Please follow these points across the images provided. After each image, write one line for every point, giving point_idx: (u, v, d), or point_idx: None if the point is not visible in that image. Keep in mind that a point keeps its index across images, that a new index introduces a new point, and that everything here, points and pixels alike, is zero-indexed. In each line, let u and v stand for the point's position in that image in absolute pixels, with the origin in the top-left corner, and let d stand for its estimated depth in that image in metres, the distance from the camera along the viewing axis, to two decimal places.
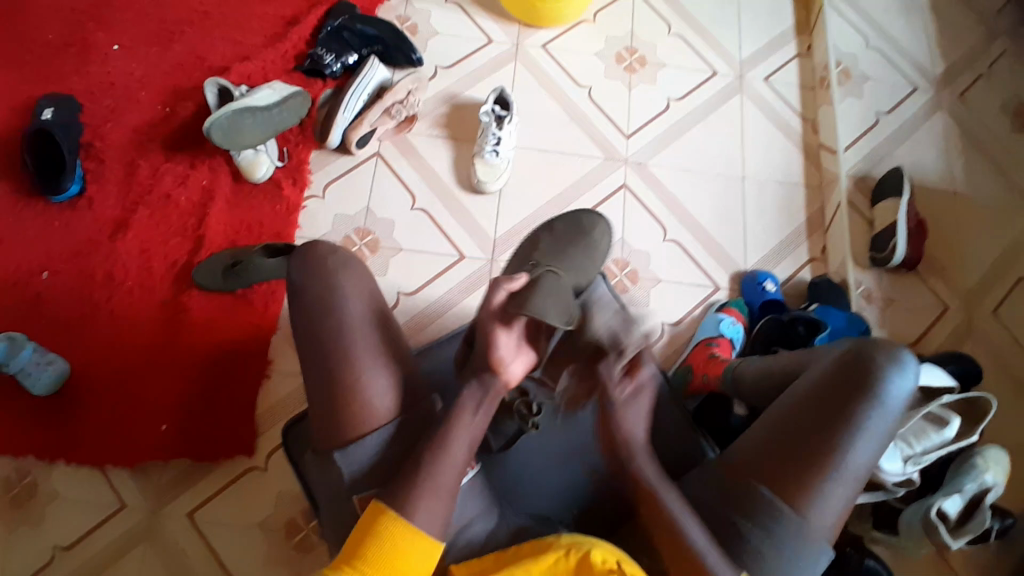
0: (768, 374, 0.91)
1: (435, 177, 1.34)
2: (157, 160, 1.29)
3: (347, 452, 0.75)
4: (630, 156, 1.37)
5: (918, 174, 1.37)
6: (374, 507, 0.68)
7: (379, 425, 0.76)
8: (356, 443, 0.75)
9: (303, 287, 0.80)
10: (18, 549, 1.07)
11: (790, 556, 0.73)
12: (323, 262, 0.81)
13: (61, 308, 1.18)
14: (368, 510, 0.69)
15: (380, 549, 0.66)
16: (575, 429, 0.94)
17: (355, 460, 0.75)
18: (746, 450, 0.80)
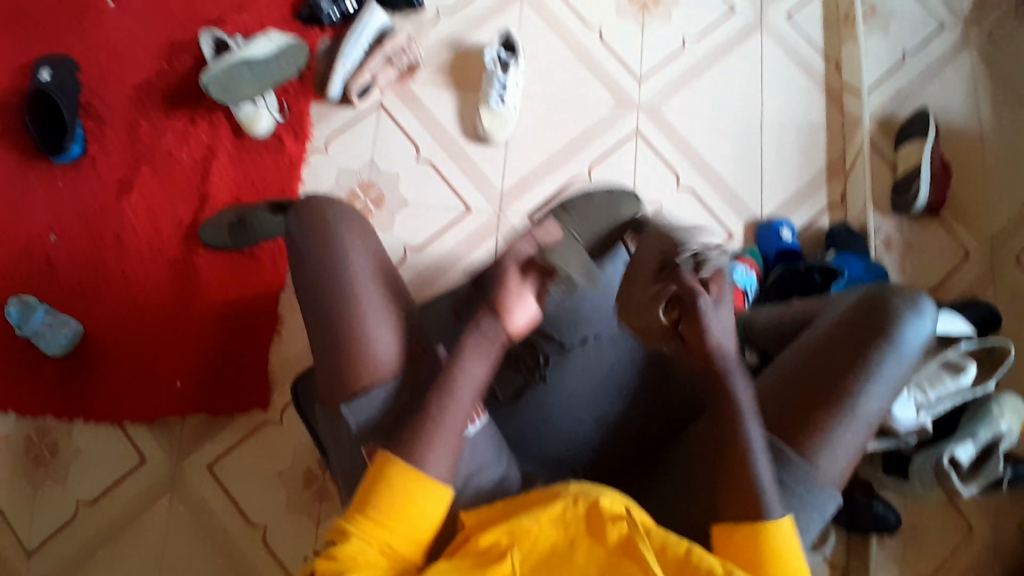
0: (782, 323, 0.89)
1: (440, 128, 1.30)
2: (158, 118, 1.26)
3: (353, 405, 0.74)
4: (642, 101, 1.31)
5: (944, 115, 1.31)
6: (381, 459, 0.68)
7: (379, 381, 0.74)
8: (361, 395, 0.74)
9: (305, 247, 0.79)
10: (44, 504, 1.11)
11: (799, 500, 0.70)
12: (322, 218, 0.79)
13: (71, 269, 1.19)
14: (371, 462, 0.68)
15: (390, 497, 0.65)
16: (578, 396, 0.89)
17: (363, 411, 0.74)
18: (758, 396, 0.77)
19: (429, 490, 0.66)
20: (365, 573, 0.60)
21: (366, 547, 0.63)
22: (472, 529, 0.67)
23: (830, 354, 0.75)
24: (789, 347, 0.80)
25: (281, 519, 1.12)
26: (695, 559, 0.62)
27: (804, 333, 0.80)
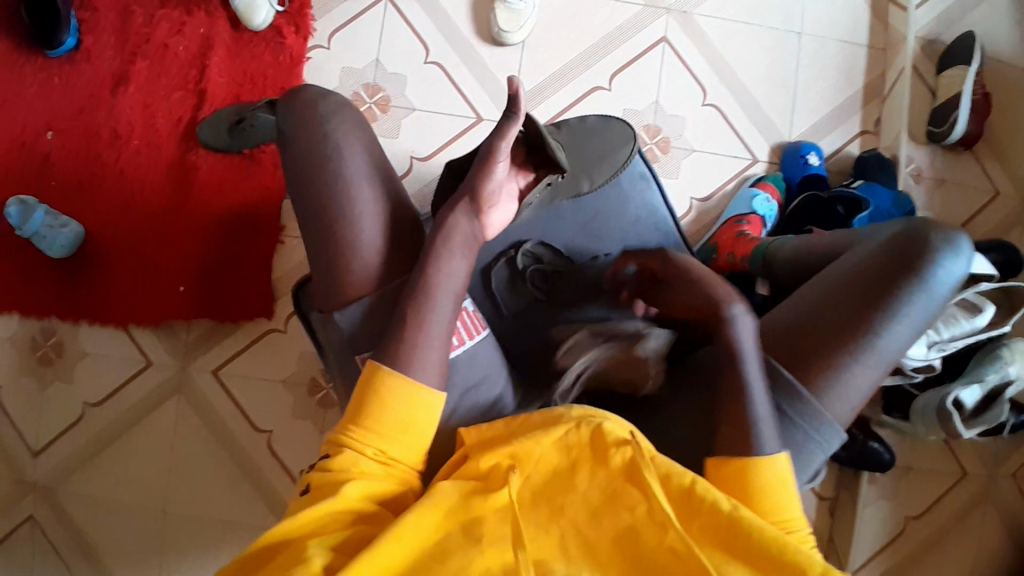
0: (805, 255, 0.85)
1: (452, 26, 1.20)
2: (150, 4, 1.17)
3: (343, 312, 0.73)
4: (673, 5, 1.20)
5: (996, 38, 1.20)
6: (370, 367, 0.67)
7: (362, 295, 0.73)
8: (349, 305, 0.73)
9: (310, 166, 0.75)
10: (55, 402, 1.14)
11: (805, 437, 0.69)
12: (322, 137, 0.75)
13: (65, 166, 1.13)
14: (365, 372, 0.67)
15: (385, 410, 0.65)
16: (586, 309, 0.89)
17: (351, 318, 0.73)
18: (774, 324, 0.74)
19: (426, 400, 0.66)
20: (354, 482, 0.61)
21: (360, 457, 0.64)
22: (472, 447, 0.69)
23: (855, 289, 0.71)
24: (811, 279, 0.77)
25: (287, 424, 1.15)
26: (697, 491, 0.61)
27: (829, 266, 0.76)
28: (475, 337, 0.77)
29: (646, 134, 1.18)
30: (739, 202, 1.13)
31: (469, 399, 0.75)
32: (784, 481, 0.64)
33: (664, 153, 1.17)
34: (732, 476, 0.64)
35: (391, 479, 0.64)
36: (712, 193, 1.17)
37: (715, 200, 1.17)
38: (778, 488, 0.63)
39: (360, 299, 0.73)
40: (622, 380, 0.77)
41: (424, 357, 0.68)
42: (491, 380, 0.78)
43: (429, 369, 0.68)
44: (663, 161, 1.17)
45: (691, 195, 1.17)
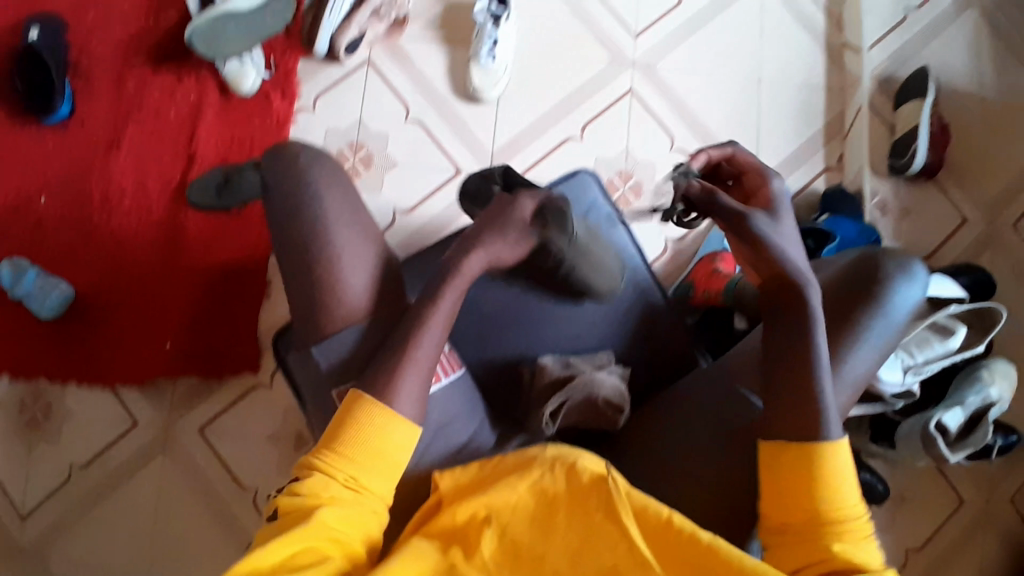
0: None
1: (429, 85, 1.27)
2: (143, 74, 1.23)
3: (324, 347, 0.73)
4: (638, 58, 1.28)
5: (947, 74, 1.27)
6: (351, 396, 0.66)
7: (350, 323, 0.73)
8: (331, 337, 0.73)
9: (284, 210, 0.77)
10: (42, 464, 1.13)
11: None
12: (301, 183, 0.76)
13: (58, 230, 1.17)
14: (345, 400, 0.67)
15: (361, 437, 0.64)
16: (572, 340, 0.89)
17: (332, 350, 0.73)
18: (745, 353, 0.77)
19: (399, 430, 0.65)
20: (327, 509, 0.60)
21: (331, 482, 0.62)
22: (448, 494, 0.67)
23: (819, 318, 0.73)
24: None
25: (273, 479, 1.14)
26: (674, 525, 0.60)
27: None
28: (451, 373, 0.76)
29: (619, 179, 1.23)
30: (712, 240, 1.17)
31: (445, 438, 0.75)
32: (845, 471, 0.62)
33: (637, 197, 1.22)
34: (792, 461, 0.63)
35: (365, 508, 0.63)
36: (686, 233, 1.21)
37: (689, 239, 1.21)
38: (840, 478, 0.62)
39: (341, 340, 0.73)
40: (594, 419, 0.80)
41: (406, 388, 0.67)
42: (463, 421, 0.77)
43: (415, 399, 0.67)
44: (636, 205, 1.22)
45: (666, 235, 1.21)
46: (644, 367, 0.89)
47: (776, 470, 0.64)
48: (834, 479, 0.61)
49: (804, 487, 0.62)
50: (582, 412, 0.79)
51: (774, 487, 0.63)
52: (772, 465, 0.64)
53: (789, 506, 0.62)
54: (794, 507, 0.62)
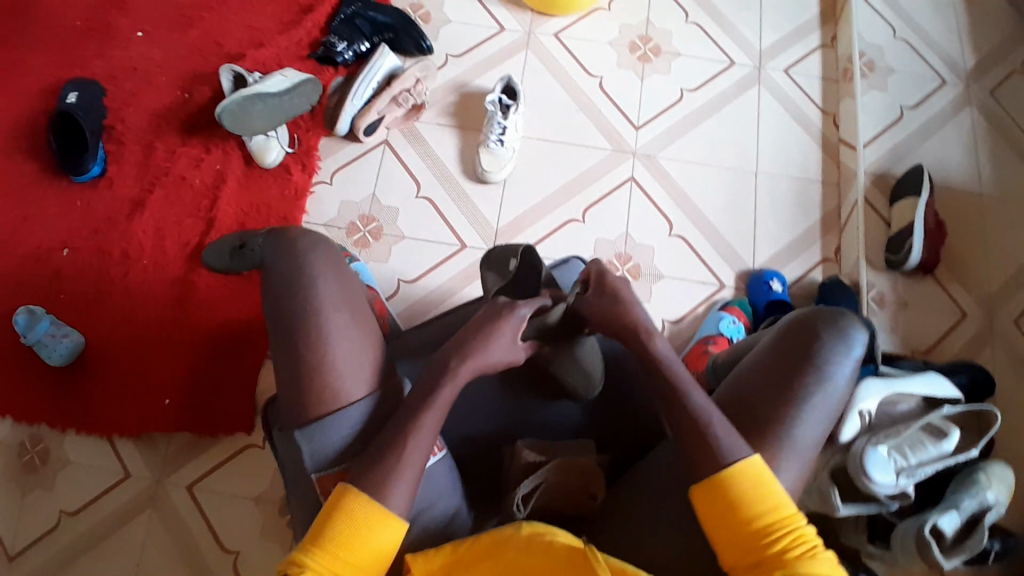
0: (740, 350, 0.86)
1: (441, 164, 1.34)
2: (174, 143, 1.33)
3: (308, 433, 0.69)
4: (639, 148, 1.34)
5: (942, 172, 1.30)
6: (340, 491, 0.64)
7: (341, 407, 0.70)
8: (316, 425, 0.69)
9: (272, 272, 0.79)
10: (30, 510, 1.13)
11: None
12: (292, 237, 0.78)
13: (78, 281, 1.23)
14: (334, 493, 0.64)
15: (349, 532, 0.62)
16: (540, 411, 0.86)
17: (316, 437, 0.69)
18: None
19: (391, 524, 0.63)
20: None
21: None
22: None
23: (761, 382, 0.71)
24: (733, 371, 0.76)
25: (254, 544, 1.12)
26: None
27: (740, 360, 0.77)
28: (437, 454, 0.74)
29: (618, 260, 1.26)
30: (708, 323, 1.17)
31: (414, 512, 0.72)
32: (767, 481, 0.62)
33: (635, 278, 1.25)
34: (718, 497, 0.62)
35: None
36: (683, 315, 1.22)
37: (686, 322, 1.22)
38: (768, 493, 0.62)
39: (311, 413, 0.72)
40: (566, 502, 0.76)
41: (382, 441, 0.66)
42: (445, 499, 0.74)
43: (404, 458, 0.65)
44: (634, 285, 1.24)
45: (662, 317, 1.22)
46: (615, 441, 0.85)
47: (711, 511, 0.63)
48: (759, 496, 0.62)
49: (744, 515, 0.61)
50: (556, 493, 0.75)
51: (715, 528, 0.62)
52: (705, 508, 0.63)
53: (737, 540, 0.61)
54: (742, 539, 0.61)
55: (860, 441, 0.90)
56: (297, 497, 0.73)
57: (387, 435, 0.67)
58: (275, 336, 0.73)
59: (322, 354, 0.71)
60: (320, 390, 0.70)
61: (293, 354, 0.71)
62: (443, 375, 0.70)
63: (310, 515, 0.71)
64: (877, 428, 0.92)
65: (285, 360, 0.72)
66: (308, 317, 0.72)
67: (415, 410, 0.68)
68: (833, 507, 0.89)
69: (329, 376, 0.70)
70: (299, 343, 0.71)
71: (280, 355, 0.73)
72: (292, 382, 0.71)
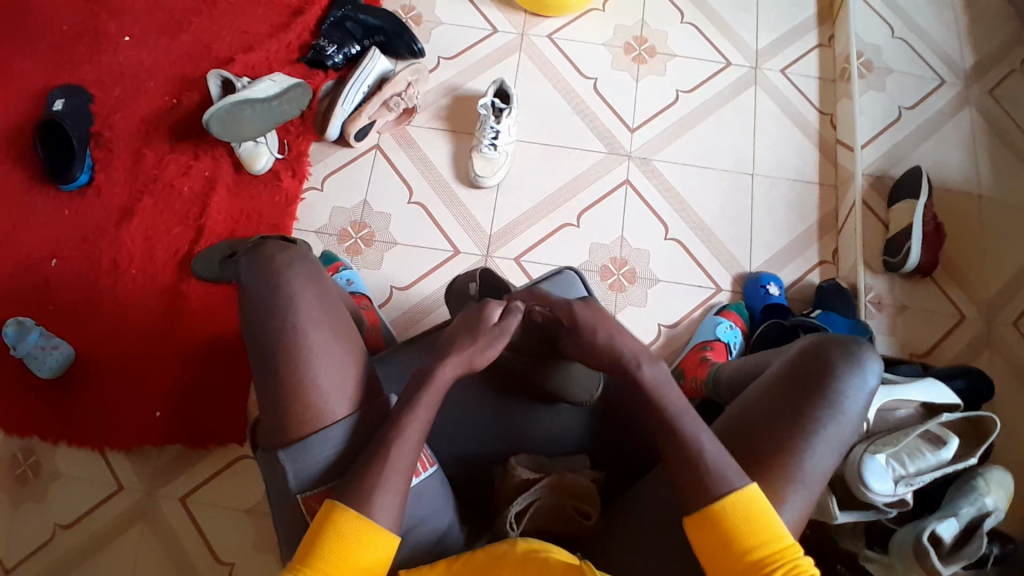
0: (740, 370, 0.85)
1: (434, 169, 1.32)
2: (163, 150, 1.31)
3: (293, 451, 0.67)
4: (634, 151, 1.32)
5: (940, 173, 1.29)
6: (332, 509, 0.62)
7: (324, 425, 0.69)
8: (300, 443, 0.68)
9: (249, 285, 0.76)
10: (22, 523, 1.12)
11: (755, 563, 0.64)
12: (270, 250, 0.76)
13: (68, 292, 1.22)
14: (329, 510, 0.62)
15: (337, 553, 0.60)
16: (535, 428, 0.85)
17: (300, 456, 0.68)
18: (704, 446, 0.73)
19: (378, 540, 0.62)
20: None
21: None
22: None
23: (770, 408, 0.70)
24: (743, 395, 0.75)
25: (248, 557, 1.11)
26: None
27: (749, 388, 0.75)
28: (430, 467, 0.73)
29: (613, 265, 1.25)
30: (704, 329, 1.16)
31: (406, 533, 0.70)
32: (762, 511, 0.61)
33: (631, 283, 1.23)
34: (711, 527, 0.61)
35: None
36: (679, 319, 1.21)
37: (682, 326, 1.20)
38: (765, 522, 0.60)
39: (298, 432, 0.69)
40: (562, 522, 0.74)
41: (368, 457, 0.65)
42: (437, 516, 0.72)
43: (388, 473, 0.64)
44: (630, 290, 1.23)
45: (658, 322, 1.21)
46: (607, 456, 0.85)
47: (703, 542, 0.61)
48: (754, 525, 0.60)
49: (737, 548, 0.60)
50: (549, 514, 0.74)
51: (708, 559, 0.61)
52: (698, 538, 0.62)
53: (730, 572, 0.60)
54: (735, 570, 0.60)
55: (857, 449, 0.88)
56: (281, 516, 0.71)
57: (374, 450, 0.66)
58: (261, 349, 0.72)
59: (308, 370, 0.69)
60: (306, 407, 0.69)
61: (278, 370, 0.70)
62: (431, 389, 0.69)
63: (297, 537, 0.70)
64: (874, 436, 0.90)
65: (269, 376, 0.70)
66: (293, 331, 0.71)
67: (403, 424, 0.66)
68: (831, 515, 0.86)
69: (314, 390, 0.69)
70: (286, 358, 0.70)
71: (263, 372, 0.71)
72: (276, 399, 0.70)
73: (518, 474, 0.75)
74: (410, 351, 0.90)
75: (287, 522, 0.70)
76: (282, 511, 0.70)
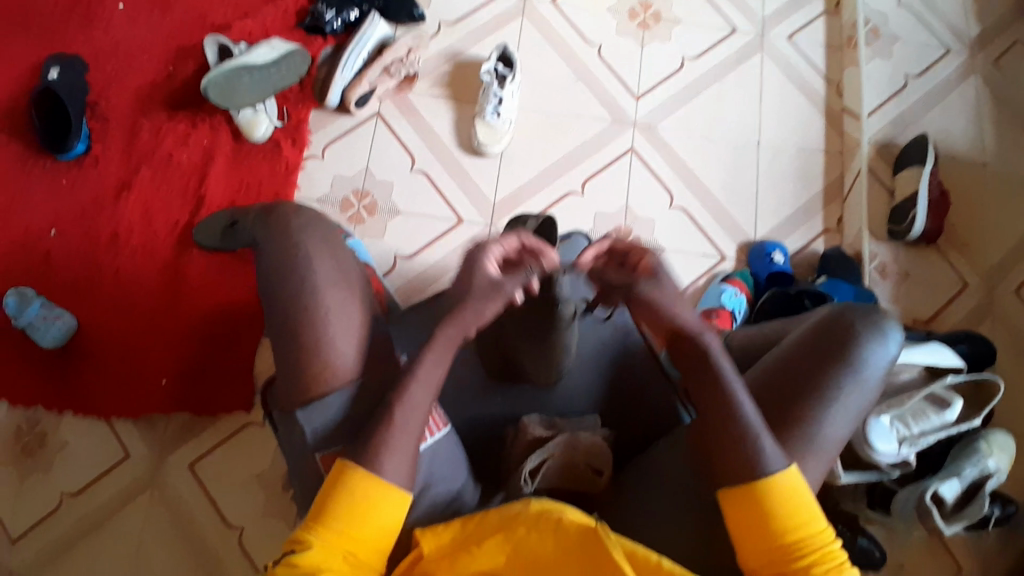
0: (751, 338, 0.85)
1: (435, 137, 1.30)
2: (161, 120, 1.29)
3: (310, 410, 0.68)
4: (639, 118, 1.31)
5: (945, 143, 1.28)
6: (346, 471, 0.62)
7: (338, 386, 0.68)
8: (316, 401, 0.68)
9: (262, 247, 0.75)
10: (27, 495, 1.12)
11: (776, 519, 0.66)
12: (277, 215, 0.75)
13: (69, 264, 1.20)
14: (338, 471, 0.63)
15: (353, 510, 0.61)
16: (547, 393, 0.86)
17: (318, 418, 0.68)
18: None
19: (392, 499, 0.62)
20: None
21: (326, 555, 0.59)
22: (431, 553, 0.63)
23: (789, 376, 0.70)
24: (759, 360, 0.75)
25: (257, 523, 1.12)
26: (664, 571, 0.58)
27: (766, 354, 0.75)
28: (441, 430, 0.73)
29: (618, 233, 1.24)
30: (709, 297, 1.16)
31: (422, 489, 0.70)
32: (802, 495, 0.62)
33: None
34: (755, 502, 0.62)
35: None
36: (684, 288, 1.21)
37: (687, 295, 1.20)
38: (805, 508, 0.62)
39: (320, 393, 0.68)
40: (571, 481, 0.76)
41: (386, 418, 0.65)
42: (449, 474, 0.73)
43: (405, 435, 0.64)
44: None
45: None
46: (621, 418, 0.86)
47: (744, 513, 0.62)
48: (797, 510, 0.62)
49: (782, 527, 0.61)
50: (561, 473, 0.75)
51: (747, 529, 0.62)
52: (740, 511, 0.63)
53: (768, 549, 0.61)
54: (774, 548, 0.61)
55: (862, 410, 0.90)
56: (296, 479, 0.71)
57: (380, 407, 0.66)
58: (275, 316, 0.71)
59: (320, 336, 0.69)
60: (320, 371, 0.68)
61: (291, 336, 0.69)
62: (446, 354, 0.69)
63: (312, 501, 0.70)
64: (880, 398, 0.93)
65: (282, 342, 0.70)
66: (305, 296, 0.70)
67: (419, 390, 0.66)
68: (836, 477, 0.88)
69: (331, 354, 0.69)
70: (298, 324, 0.69)
71: (275, 338, 0.71)
72: (290, 364, 0.69)
73: (531, 432, 0.77)
74: (417, 319, 0.90)
75: (304, 484, 0.70)
76: (299, 474, 0.71)
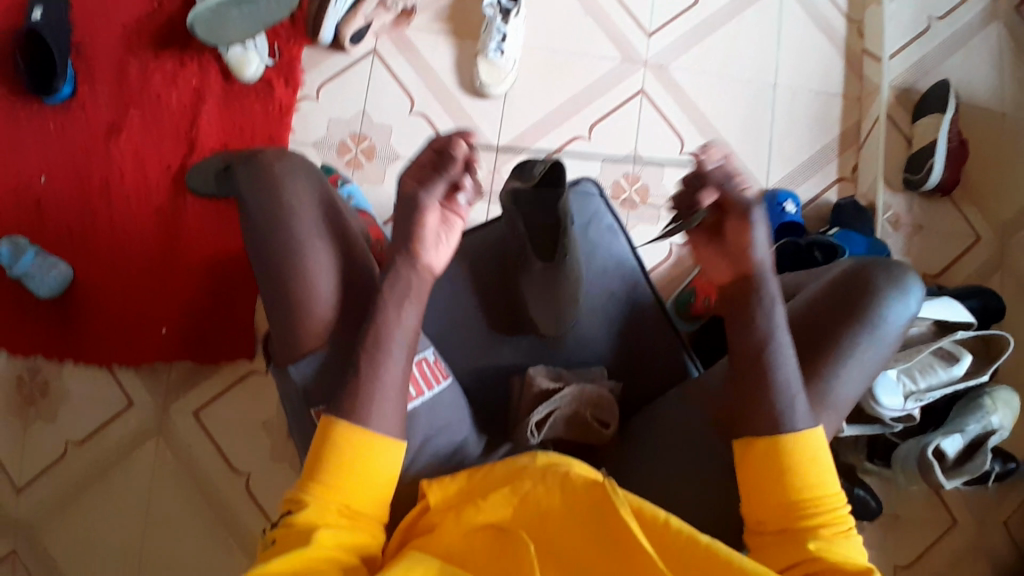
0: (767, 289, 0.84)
1: (435, 76, 1.24)
2: (147, 57, 1.22)
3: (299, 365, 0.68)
4: (650, 58, 1.24)
5: (968, 87, 1.23)
6: (331, 428, 0.62)
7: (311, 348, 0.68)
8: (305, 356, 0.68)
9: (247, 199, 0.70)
10: (35, 442, 1.13)
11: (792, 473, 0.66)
12: (269, 167, 0.71)
13: (61, 211, 1.17)
14: (325, 429, 0.62)
15: (346, 466, 0.61)
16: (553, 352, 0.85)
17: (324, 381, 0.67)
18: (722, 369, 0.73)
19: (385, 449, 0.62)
20: (326, 537, 0.57)
21: (324, 515, 0.59)
22: (436, 504, 0.63)
23: (805, 332, 0.69)
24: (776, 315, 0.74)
25: (265, 469, 1.13)
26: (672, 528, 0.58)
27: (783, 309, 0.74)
28: (441, 382, 0.73)
29: (626, 181, 1.20)
30: None
31: (429, 452, 0.71)
32: (819, 456, 0.62)
33: (643, 200, 1.19)
34: (771, 456, 0.62)
35: (359, 530, 0.60)
36: None
37: None
38: (820, 469, 0.62)
39: (315, 351, 0.68)
40: (581, 435, 0.76)
41: (394, 388, 0.64)
42: (453, 428, 0.73)
43: None
44: (642, 207, 1.19)
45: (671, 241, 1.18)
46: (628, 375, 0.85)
47: (759, 465, 0.63)
48: (812, 468, 0.62)
49: (795, 482, 0.61)
50: (567, 425, 0.75)
51: (760, 482, 0.63)
52: (756, 464, 0.63)
53: (777, 503, 0.61)
54: (783, 502, 0.61)
55: None
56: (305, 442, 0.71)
57: (367, 353, 0.64)
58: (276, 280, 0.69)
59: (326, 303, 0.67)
60: None
61: (296, 302, 0.67)
62: None
63: None
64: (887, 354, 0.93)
65: (286, 308, 0.68)
66: (309, 261, 0.68)
67: None
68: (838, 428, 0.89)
69: None
70: (302, 289, 0.67)
71: (278, 303, 0.69)
72: (295, 330, 0.68)
73: (538, 384, 0.76)
74: None
75: None
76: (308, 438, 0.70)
